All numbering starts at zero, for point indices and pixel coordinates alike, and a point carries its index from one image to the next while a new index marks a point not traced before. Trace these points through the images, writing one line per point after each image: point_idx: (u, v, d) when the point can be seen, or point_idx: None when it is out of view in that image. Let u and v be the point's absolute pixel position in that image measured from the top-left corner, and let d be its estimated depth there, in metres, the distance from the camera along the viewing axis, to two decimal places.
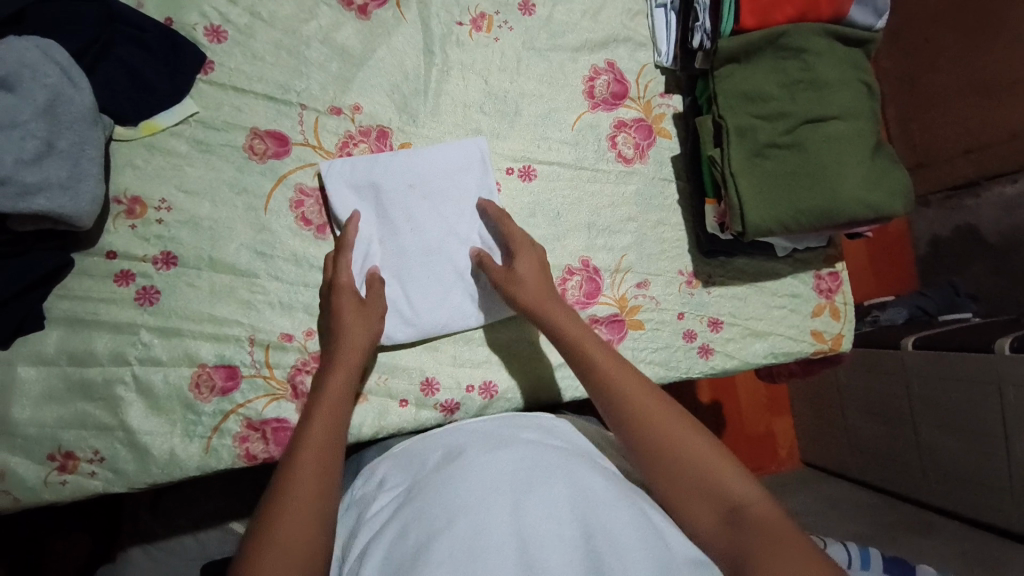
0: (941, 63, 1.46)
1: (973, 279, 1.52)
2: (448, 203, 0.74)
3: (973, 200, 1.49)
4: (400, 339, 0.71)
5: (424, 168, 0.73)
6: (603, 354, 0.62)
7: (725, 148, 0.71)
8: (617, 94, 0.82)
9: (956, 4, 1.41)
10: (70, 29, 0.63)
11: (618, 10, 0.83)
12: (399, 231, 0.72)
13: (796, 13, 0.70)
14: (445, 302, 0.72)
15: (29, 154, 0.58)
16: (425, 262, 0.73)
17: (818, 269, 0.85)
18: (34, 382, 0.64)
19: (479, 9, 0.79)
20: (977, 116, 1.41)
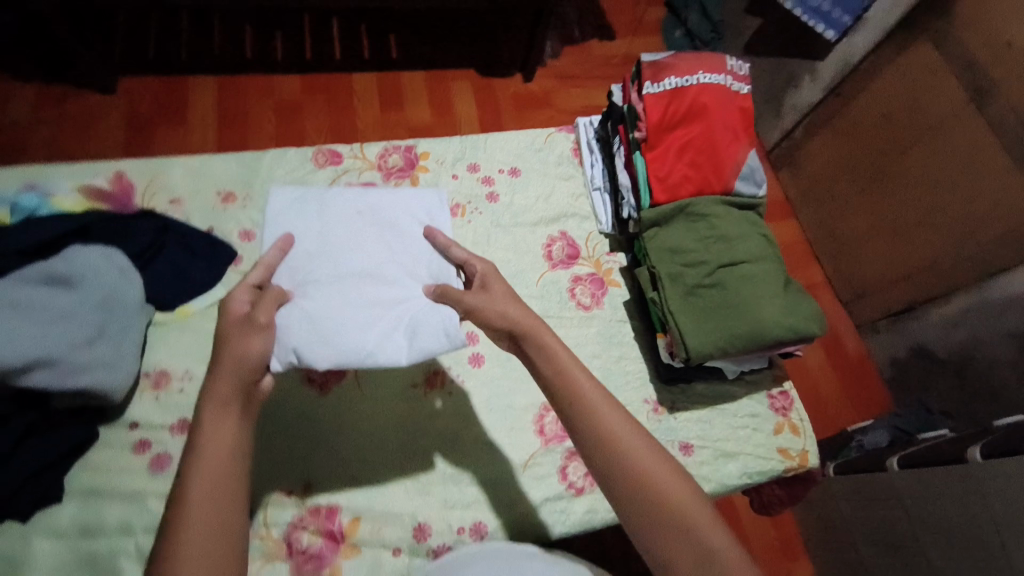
0: (852, 213, 1.76)
1: (942, 396, 1.60)
2: (392, 238, 0.83)
3: (916, 322, 1.66)
4: (316, 360, 0.68)
5: (376, 208, 0.85)
6: (592, 388, 0.68)
7: (662, 292, 0.86)
8: (571, 255, 1.00)
9: (848, 169, 1.74)
10: (134, 241, 0.80)
11: (565, 194, 1.06)
12: (335, 261, 0.79)
13: (696, 189, 0.91)
14: (382, 329, 0.73)
15: (83, 339, 0.69)
16: (364, 283, 0.77)
17: (770, 388, 0.95)
18: (42, 557, 0.67)
19: (455, 201, 1.01)
20: (893, 253, 1.66)
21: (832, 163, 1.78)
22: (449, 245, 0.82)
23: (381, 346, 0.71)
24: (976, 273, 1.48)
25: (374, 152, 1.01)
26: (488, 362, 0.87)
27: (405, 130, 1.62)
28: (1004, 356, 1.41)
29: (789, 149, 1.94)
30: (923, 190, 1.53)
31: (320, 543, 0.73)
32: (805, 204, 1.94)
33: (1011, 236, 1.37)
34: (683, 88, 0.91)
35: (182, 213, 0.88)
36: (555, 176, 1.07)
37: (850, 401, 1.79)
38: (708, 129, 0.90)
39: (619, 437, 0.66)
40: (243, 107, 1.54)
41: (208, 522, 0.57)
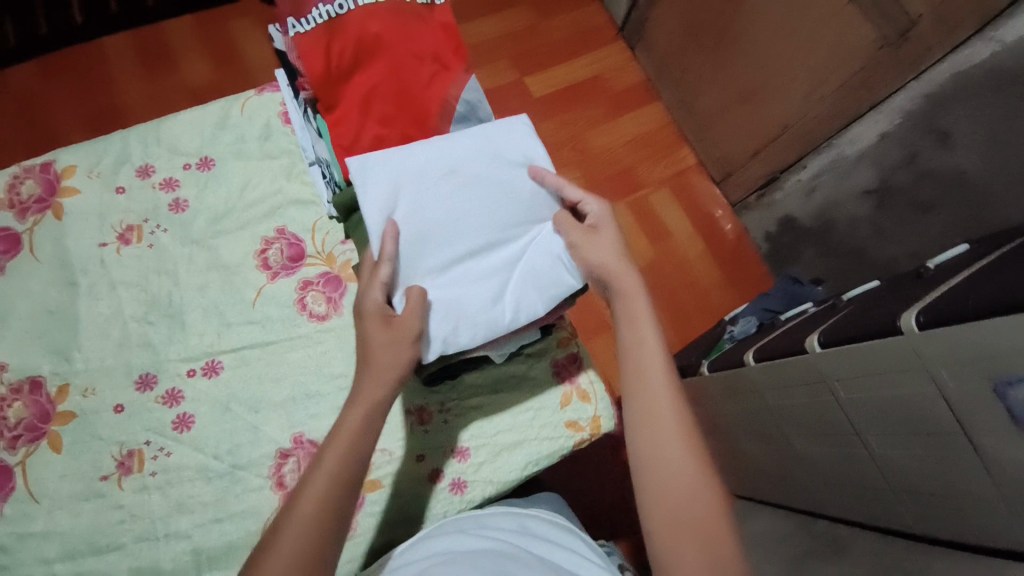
0: (705, 82, 1.45)
1: (809, 263, 1.40)
2: (484, 191, 0.66)
3: (783, 194, 1.42)
4: (465, 340, 0.64)
5: (448, 156, 0.67)
6: (657, 355, 0.64)
7: None
8: (294, 257, 0.80)
9: (692, 32, 1.41)
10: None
11: (274, 175, 0.84)
12: (446, 230, 0.65)
13: (397, 151, 0.71)
14: (518, 287, 0.66)
15: None
16: (478, 250, 0.66)
17: (554, 356, 0.82)
18: None
19: (125, 223, 0.78)
20: (748, 125, 1.39)
21: (676, 28, 1.46)
22: (564, 186, 0.68)
23: (518, 310, 0.65)
24: (828, 129, 1.21)
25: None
26: (199, 424, 0.71)
27: (184, 96, 1.33)
28: (863, 212, 1.21)
29: (640, 23, 1.59)
30: (766, 45, 1.23)
31: None
32: (659, 82, 1.61)
33: (859, 80, 1.10)
34: (341, 18, 0.67)
35: None
36: (260, 156, 0.84)
37: (727, 282, 1.53)
38: (390, 69, 0.69)
39: (658, 375, 0.63)
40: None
41: (320, 507, 0.54)
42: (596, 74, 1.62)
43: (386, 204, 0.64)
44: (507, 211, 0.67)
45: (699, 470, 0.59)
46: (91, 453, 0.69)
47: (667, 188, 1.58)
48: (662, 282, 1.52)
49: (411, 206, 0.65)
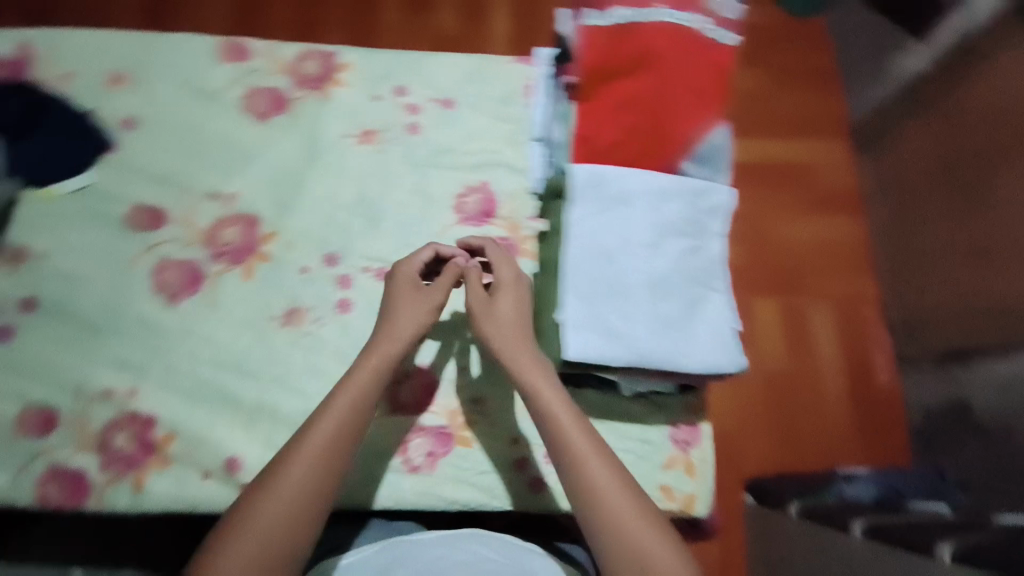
0: (928, 216, 1.11)
1: (964, 462, 1.01)
2: (675, 240, 0.69)
3: (968, 372, 1.02)
4: (604, 360, 0.65)
5: (665, 189, 0.69)
6: (560, 409, 0.61)
7: (543, 280, 0.74)
8: (486, 212, 0.86)
9: (943, 156, 1.07)
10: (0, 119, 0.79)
11: (500, 138, 0.88)
12: (631, 259, 0.68)
13: (627, 159, 0.71)
14: (672, 336, 0.66)
15: None
16: (652, 287, 0.67)
17: (675, 419, 0.79)
18: None
19: (368, 126, 0.87)
20: (964, 286, 1.03)
21: (927, 140, 1.11)
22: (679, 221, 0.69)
23: (665, 356, 0.65)
24: None
25: (290, 54, 0.88)
26: (357, 311, 0.80)
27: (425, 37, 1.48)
28: None
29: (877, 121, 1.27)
30: None
31: (133, 449, 0.73)
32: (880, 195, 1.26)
33: None
34: (639, 26, 0.69)
35: (70, 88, 0.83)
36: (492, 117, 0.89)
37: (865, 436, 1.17)
38: (658, 81, 0.68)
39: (573, 441, 0.59)
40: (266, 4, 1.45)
41: (330, 445, 0.59)
42: (812, 159, 1.33)
43: (585, 211, 0.70)
44: (698, 269, 0.70)
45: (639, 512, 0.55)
46: (271, 295, 0.80)
47: (830, 306, 1.25)
48: (784, 403, 1.18)
49: (605, 224, 0.69)
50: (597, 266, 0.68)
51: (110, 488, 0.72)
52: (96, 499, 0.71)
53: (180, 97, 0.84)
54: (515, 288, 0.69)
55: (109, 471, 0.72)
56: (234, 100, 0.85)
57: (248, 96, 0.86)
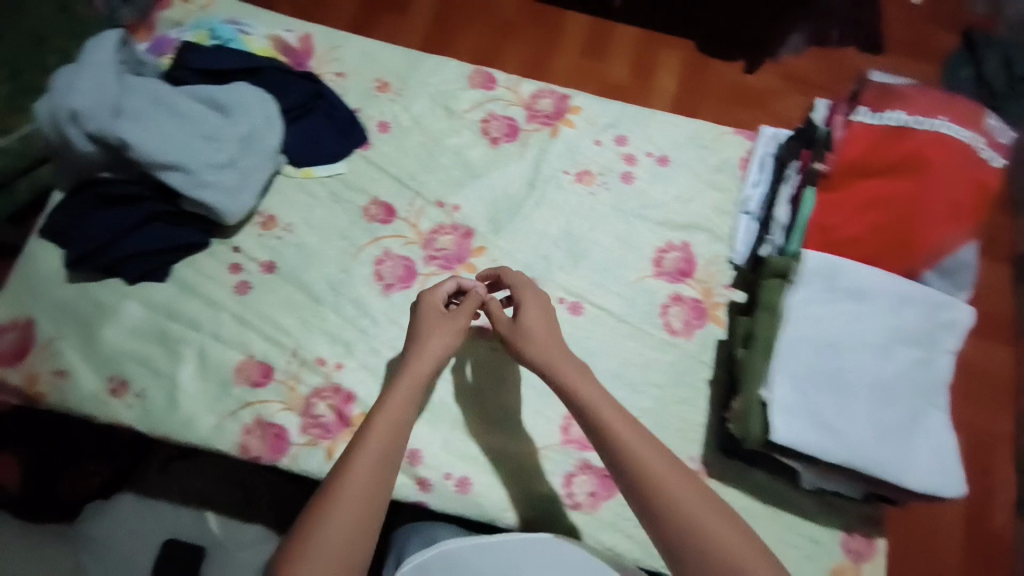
0: None
1: None
2: (903, 347, 0.69)
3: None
4: (815, 448, 0.67)
5: (904, 294, 0.69)
6: (623, 421, 0.64)
7: (749, 355, 0.73)
8: (682, 271, 0.88)
9: None
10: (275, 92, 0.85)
11: (707, 204, 0.91)
12: (856, 355, 0.69)
13: (866, 256, 0.72)
14: (886, 442, 0.67)
15: (216, 161, 0.77)
16: (872, 388, 0.68)
17: (850, 524, 0.80)
18: (135, 317, 0.82)
19: (586, 167, 0.93)
20: None
21: None
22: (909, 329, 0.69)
23: (881, 462, 0.66)
24: None
25: (528, 89, 0.96)
26: None
27: (593, 84, 1.54)
28: None
29: None
30: None
31: (330, 418, 0.80)
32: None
33: None
34: (911, 130, 0.71)
35: (341, 86, 0.94)
36: (703, 181, 0.92)
37: None
38: (920, 189, 0.69)
39: (635, 444, 0.62)
40: (457, 13, 1.57)
41: (387, 438, 0.62)
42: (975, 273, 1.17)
43: (816, 295, 0.70)
44: (921, 381, 0.69)
45: (716, 510, 0.59)
46: None
47: (963, 438, 1.08)
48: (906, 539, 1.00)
49: (835, 314, 0.70)
50: (820, 355, 0.70)
51: (305, 450, 0.79)
52: (290, 458, 0.78)
53: (435, 114, 0.94)
54: (545, 311, 0.74)
55: (306, 434, 0.80)
56: (474, 122, 0.94)
57: (484, 121, 0.94)
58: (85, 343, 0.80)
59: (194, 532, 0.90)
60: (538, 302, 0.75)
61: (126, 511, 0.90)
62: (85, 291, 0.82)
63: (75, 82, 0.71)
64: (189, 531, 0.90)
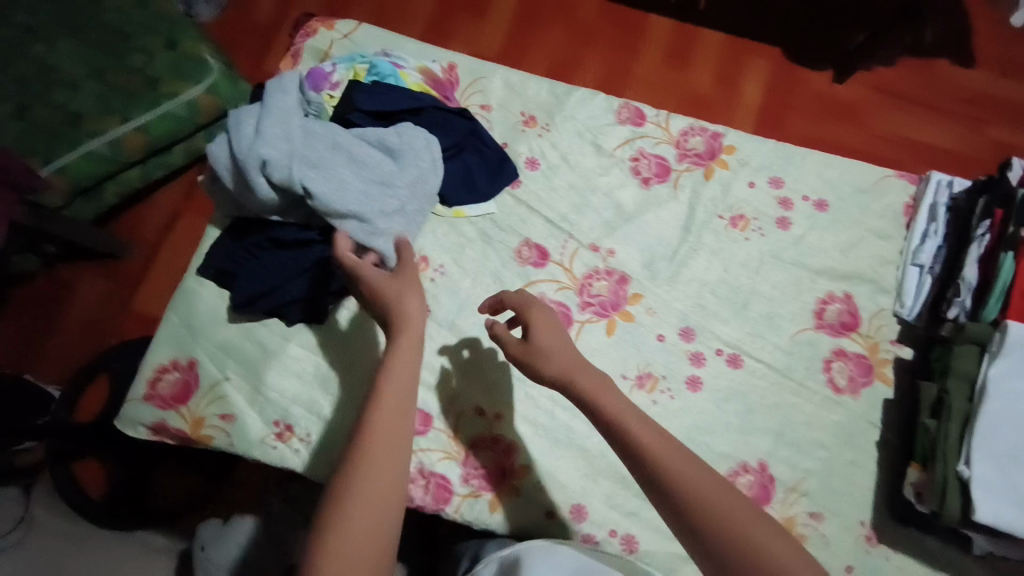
0: None
1: None
2: None
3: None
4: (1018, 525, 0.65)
5: None
6: (653, 434, 0.60)
7: (942, 425, 0.71)
8: (846, 325, 0.84)
9: None
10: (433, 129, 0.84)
11: (870, 254, 0.88)
12: None
13: None
14: None
15: (390, 208, 0.76)
16: None
17: None
18: (296, 360, 0.82)
19: (740, 211, 0.90)
20: None
21: None
22: None
23: None
24: None
25: (678, 126, 0.93)
26: (704, 391, 0.83)
27: (672, 91, 1.43)
28: None
29: None
30: None
31: (491, 469, 0.79)
32: None
33: None
34: None
35: (488, 121, 0.93)
36: (865, 229, 0.89)
37: None
38: None
39: (664, 461, 0.58)
40: (536, 11, 1.46)
41: (382, 451, 0.56)
42: None
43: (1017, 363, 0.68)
44: None
45: (770, 529, 0.55)
46: (627, 354, 0.84)
47: None
48: None
49: None
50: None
51: (468, 501, 0.77)
52: (455, 508, 0.77)
53: (585, 152, 0.92)
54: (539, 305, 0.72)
55: (468, 485, 0.78)
56: (624, 161, 0.92)
57: (634, 160, 0.92)
58: (250, 385, 0.81)
59: None
60: (522, 299, 0.72)
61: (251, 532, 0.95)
62: (248, 332, 0.83)
63: (262, 131, 0.73)
64: None
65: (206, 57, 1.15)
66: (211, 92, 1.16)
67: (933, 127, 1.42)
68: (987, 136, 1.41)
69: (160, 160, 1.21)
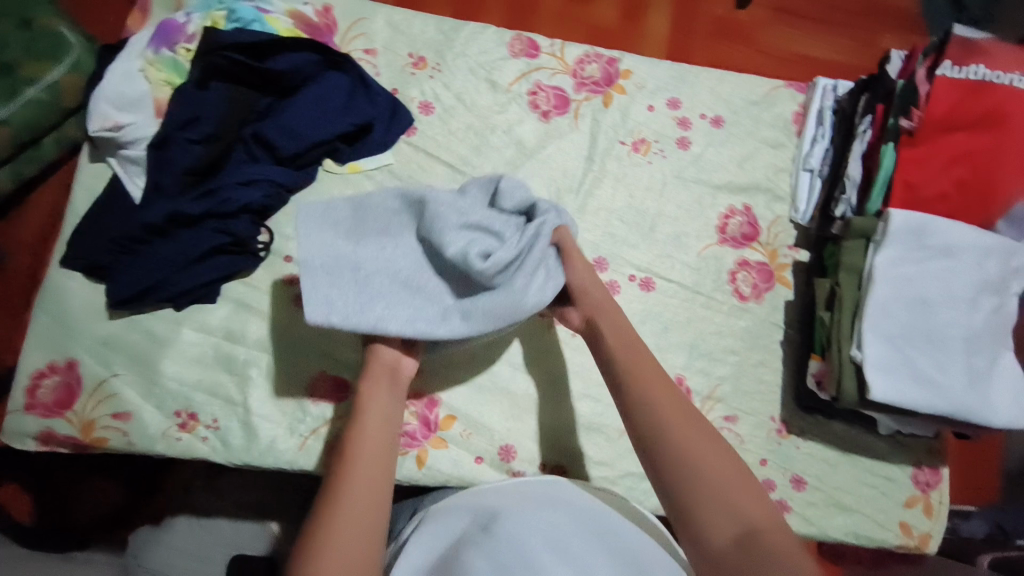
0: None
1: None
2: (983, 297, 0.71)
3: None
4: (915, 404, 0.68)
5: (986, 245, 0.70)
6: (642, 355, 0.67)
7: (836, 317, 0.74)
8: (747, 236, 0.88)
9: None
10: (295, 66, 0.76)
11: (765, 164, 0.90)
12: (939, 309, 0.70)
13: (945, 212, 0.73)
14: (978, 390, 0.69)
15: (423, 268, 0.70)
16: (958, 340, 0.70)
17: (921, 460, 0.82)
18: (190, 345, 0.76)
19: (641, 135, 0.90)
20: None
21: None
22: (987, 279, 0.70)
23: (978, 409, 0.68)
24: None
25: (574, 54, 0.91)
26: None
27: (579, 30, 1.38)
28: None
29: None
30: None
31: (415, 425, 0.78)
32: None
33: None
34: (990, 84, 0.72)
35: (373, 64, 0.86)
36: (759, 140, 0.91)
37: None
38: (1000, 144, 0.70)
39: (645, 376, 0.65)
40: None
41: (363, 497, 0.58)
42: None
43: (897, 245, 0.70)
44: (999, 328, 0.72)
45: (727, 459, 0.59)
46: None
47: None
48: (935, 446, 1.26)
49: (916, 266, 0.70)
50: (912, 313, 0.70)
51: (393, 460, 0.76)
52: None
53: (479, 89, 0.88)
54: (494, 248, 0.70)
55: None
56: (521, 96, 0.89)
57: (531, 94, 0.89)
58: (143, 377, 0.74)
59: (258, 543, 0.94)
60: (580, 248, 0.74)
61: (180, 531, 0.93)
62: (133, 323, 0.75)
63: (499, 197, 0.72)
64: (252, 543, 0.94)
65: (63, 31, 0.93)
66: (78, 72, 0.94)
67: (823, 40, 1.43)
68: (874, 45, 1.44)
69: (30, 155, 0.98)
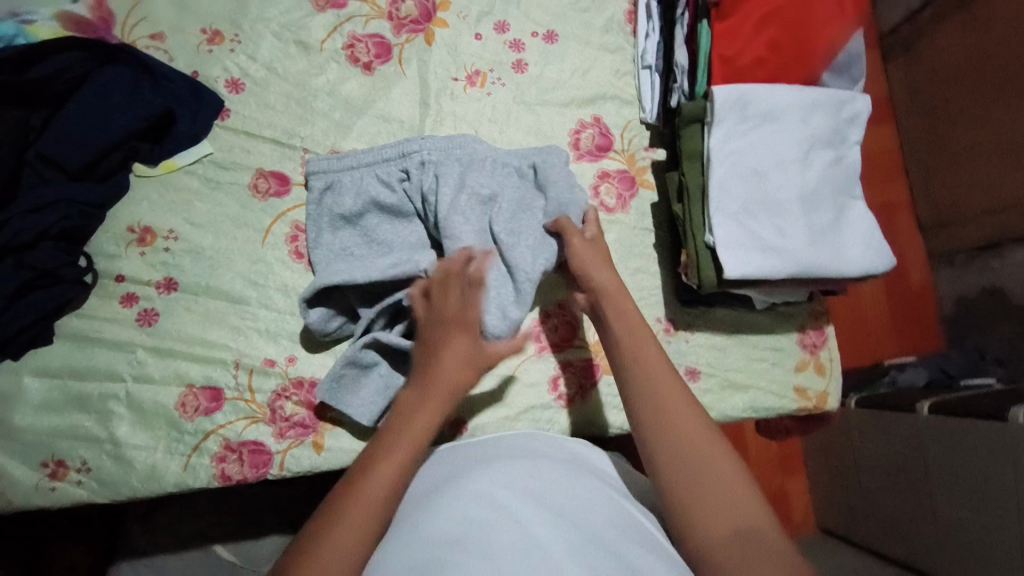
0: (964, 122, 1.28)
1: (999, 343, 1.25)
2: (814, 153, 0.73)
3: (999, 262, 1.26)
4: (771, 271, 0.69)
5: (808, 102, 0.72)
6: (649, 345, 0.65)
7: (688, 205, 0.73)
8: (601, 147, 0.85)
9: (972, 66, 1.23)
10: (62, 68, 0.72)
11: (606, 70, 0.88)
12: (774, 175, 0.71)
13: (768, 76, 0.73)
14: (826, 244, 0.71)
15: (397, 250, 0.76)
16: (800, 201, 0.72)
17: (803, 323, 0.86)
18: (37, 393, 0.71)
19: (474, 67, 0.85)
20: (990, 177, 1.23)
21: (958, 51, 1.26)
22: (817, 132, 0.72)
23: (830, 260, 0.70)
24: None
25: None
26: None
27: None
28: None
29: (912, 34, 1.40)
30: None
31: (303, 414, 0.74)
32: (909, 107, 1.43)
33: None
34: None
35: (164, 51, 0.79)
36: (596, 47, 0.88)
37: (898, 333, 1.41)
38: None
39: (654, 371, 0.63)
40: None
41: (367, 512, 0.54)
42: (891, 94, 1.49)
43: (737, 117, 0.70)
44: (840, 179, 0.75)
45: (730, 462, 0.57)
46: None
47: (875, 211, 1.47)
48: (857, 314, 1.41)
49: (746, 137, 0.71)
50: (748, 185, 0.70)
51: (291, 454, 0.73)
52: (278, 467, 0.72)
53: (288, 53, 0.82)
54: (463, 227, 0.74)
55: (285, 440, 0.73)
56: (337, 52, 0.83)
57: (348, 47, 0.83)
58: None
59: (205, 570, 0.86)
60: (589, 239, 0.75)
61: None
62: None
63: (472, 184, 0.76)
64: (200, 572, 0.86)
65: None
66: None
67: None
68: None
69: None
